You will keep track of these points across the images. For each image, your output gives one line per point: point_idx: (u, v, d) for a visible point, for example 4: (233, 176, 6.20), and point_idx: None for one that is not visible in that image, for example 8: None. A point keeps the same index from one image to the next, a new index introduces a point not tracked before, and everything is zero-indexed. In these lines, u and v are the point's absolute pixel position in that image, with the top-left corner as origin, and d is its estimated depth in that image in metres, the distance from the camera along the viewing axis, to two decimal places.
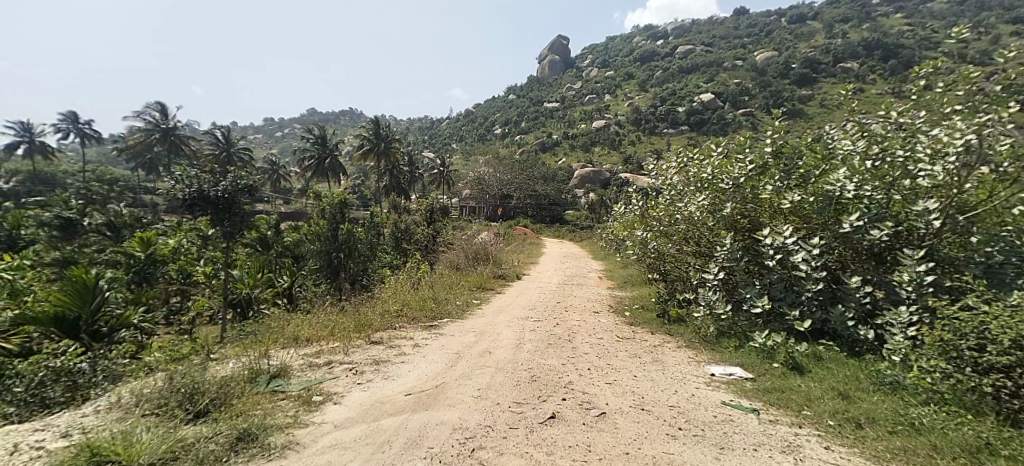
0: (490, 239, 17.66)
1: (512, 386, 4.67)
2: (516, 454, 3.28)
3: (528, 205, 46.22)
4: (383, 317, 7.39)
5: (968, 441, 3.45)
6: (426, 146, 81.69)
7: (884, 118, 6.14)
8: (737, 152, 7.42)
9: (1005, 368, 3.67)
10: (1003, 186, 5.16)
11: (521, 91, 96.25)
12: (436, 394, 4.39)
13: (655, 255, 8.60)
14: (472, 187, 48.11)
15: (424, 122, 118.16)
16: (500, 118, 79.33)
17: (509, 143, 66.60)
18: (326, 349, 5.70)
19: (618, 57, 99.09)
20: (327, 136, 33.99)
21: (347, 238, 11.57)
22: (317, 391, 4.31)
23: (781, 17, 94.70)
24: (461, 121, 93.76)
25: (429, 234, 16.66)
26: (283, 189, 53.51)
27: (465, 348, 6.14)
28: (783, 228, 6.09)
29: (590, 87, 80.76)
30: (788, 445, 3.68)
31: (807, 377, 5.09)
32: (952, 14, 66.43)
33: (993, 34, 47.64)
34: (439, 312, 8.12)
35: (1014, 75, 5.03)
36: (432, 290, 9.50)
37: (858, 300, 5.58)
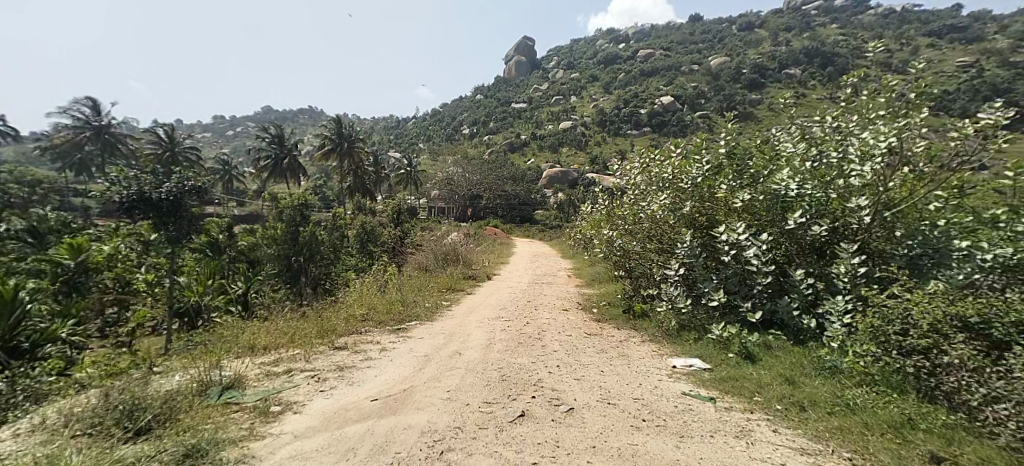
0: (460, 239, 17.58)
1: (482, 386, 4.73)
2: (485, 454, 3.33)
3: (497, 205, 46.50)
4: (347, 321, 7.30)
5: (894, 417, 3.77)
6: (392, 146, 80.53)
7: (823, 122, 6.67)
8: (694, 153, 7.82)
9: (924, 349, 4.02)
10: (922, 185, 5.67)
11: (488, 91, 96.67)
12: (404, 398, 4.40)
13: (621, 253, 8.92)
14: (440, 188, 47.72)
15: (390, 121, 116.15)
16: (467, 118, 79.26)
17: (477, 142, 66.72)
18: (286, 357, 5.59)
19: (582, 59, 101.16)
20: (284, 135, 33.06)
21: (308, 241, 11.16)
22: (275, 401, 4.23)
23: (733, 24, 99.45)
24: (427, 121, 93.03)
25: (397, 236, 16.45)
26: (238, 191, 51.44)
27: (435, 350, 6.15)
28: (736, 225, 6.42)
29: (556, 88, 81.79)
30: (740, 430, 3.92)
31: (758, 366, 5.42)
32: (882, 26, 71.99)
33: (916, 45, 51.94)
34: (409, 315, 8.09)
35: (925, 84, 5.55)
36: (399, 293, 9.42)
37: (802, 291, 5.99)
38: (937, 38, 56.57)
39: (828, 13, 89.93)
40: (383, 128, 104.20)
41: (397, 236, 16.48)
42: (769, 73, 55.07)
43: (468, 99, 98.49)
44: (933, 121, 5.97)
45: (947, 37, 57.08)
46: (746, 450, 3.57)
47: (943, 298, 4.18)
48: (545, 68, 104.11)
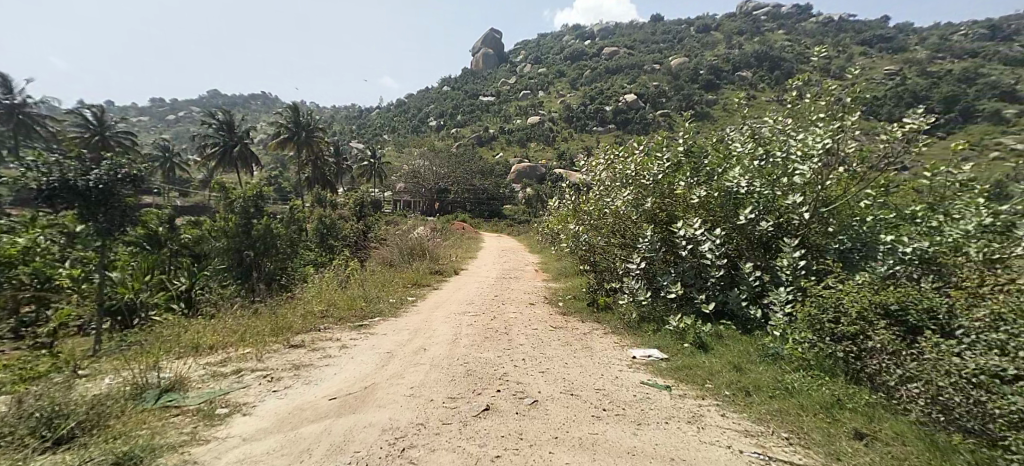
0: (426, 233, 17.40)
1: (447, 381, 4.75)
2: (447, 449, 3.33)
3: (466, 199, 46.32)
4: (306, 318, 7.12)
5: (826, 398, 4.06)
6: (355, 137, 78.33)
7: (771, 124, 7.09)
8: (655, 151, 8.10)
9: (852, 335, 4.35)
10: (854, 183, 6.10)
11: (454, 83, 95.64)
12: (364, 396, 4.37)
13: (586, 248, 9.10)
14: (406, 181, 46.85)
15: (352, 111, 112.93)
16: (433, 111, 78.12)
17: (443, 135, 65.97)
18: (236, 357, 5.41)
19: (549, 54, 101.74)
20: (234, 122, 31.51)
21: (262, 233, 11.02)
22: (221, 404, 4.10)
23: (693, 25, 102.70)
24: (392, 112, 91.00)
25: (358, 230, 16.07)
26: (184, 180, 48.51)
27: (398, 346, 6.11)
28: (693, 220, 6.69)
29: (524, 83, 81.89)
30: (693, 416, 4.13)
31: (710, 354, 5.71)
32: (828, 33, 76.35)
33: (856, 52, 55.50)
34: (371, 311, 7.98)
35: (861, 89, 6.01)
36: (362, 288, 9.26)
37: (750, 283, 6.33)
38: (880, 48, 60.52)
39: (783, 19, 94.34)
40: (345, 118, 101.07)
41: (358, 230, 16.10)
42: (728, 75, 57.34)
43: (434, 91, 97.04)
44: (864, 125, 6.48)
45: (885, 46, 61.17)
46: (698, 434, 3.77)
47: (870, 288, 4.54)
48: (513, 63, 103.93)
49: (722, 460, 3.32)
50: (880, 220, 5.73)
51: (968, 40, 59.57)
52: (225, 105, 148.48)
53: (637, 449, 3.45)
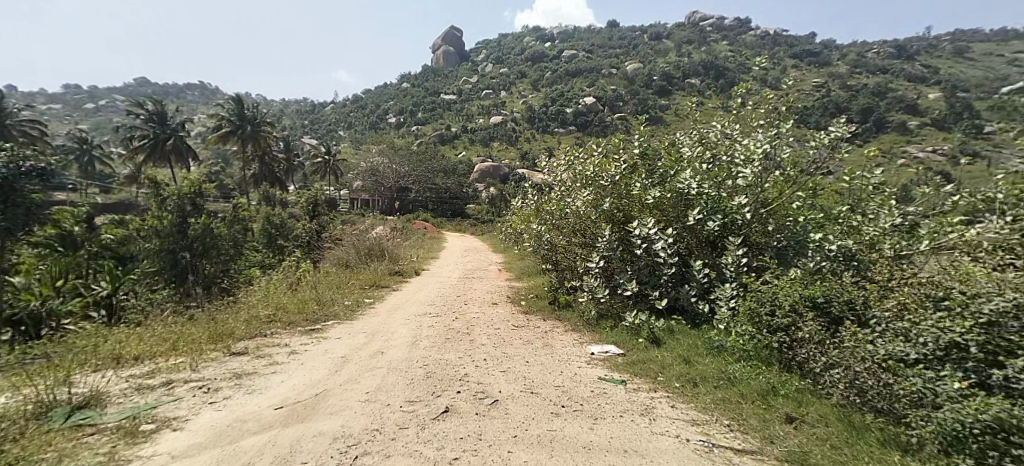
0: (386, 233, 17.08)
1: (405, 385, 4.68)
2: (403, 454, 3.24)
3: (427, 199, 45.82)
4: (248, 324, 6.83)
5: (763, 385, 4.35)
6: (308, 134, 75.21)
7: (718, 129, 7.58)
8: (613, 152, 8.40)
9: (786, 326, 4.70)
10: (789, 186, 6.46)
11: (414, 80, 94.16)
12: (315, 404, 4.22)
13: (548, 247, 9.22)
14: (364, 180, 45.65)
15: (304, 106, 108.21)
16: (392, 107, 76.57)
17: (403, 132, 64.79)
18: (165, 367, 5.14)
19: (510, 54, 102.20)
20: (165, 113, 29.46)
21: (200, 234, 10.54)
22: (147, 420, 3.80)
23: (649, 31, 106.30)
24: (348, 107, 88.31)
25: (312, 230, 15.53)
26: (105, 175, 44.45)
27: (354, 350, 6.02)
28: (647, 220, 6.95)
29: (485, 83, 81.57)
30: (645, 408, 4.34)
31: (662, 348, 5.98)
32: (771, 45, 81.50)
33: (796, 64, 59.56)
34: (325, 314, 7.79)
35: (794, 97, 6.71)
36: (315, 291, 9.01)
37: (700, 280, 6.65)
38: (815, 60, 65.10)
39: (731, 31, 99.27)
40: (297, 113, 96.69)
41: (312, 230, 15.55)
42: (682, 81, 59.67)
43: (392, 88, 94.88)
44: (797, 132, 7.04)
45: (820, 59, 65.90)
46: (650, 425, 3.95)
47: (801, 282, 4.93)
48: (474, 62, 103.37)
49: (671, 449, 3.51)
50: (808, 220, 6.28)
51: (887, 57, 65.41)
52: (163, 96, 138.68)
53: (593, 444, 3.54)
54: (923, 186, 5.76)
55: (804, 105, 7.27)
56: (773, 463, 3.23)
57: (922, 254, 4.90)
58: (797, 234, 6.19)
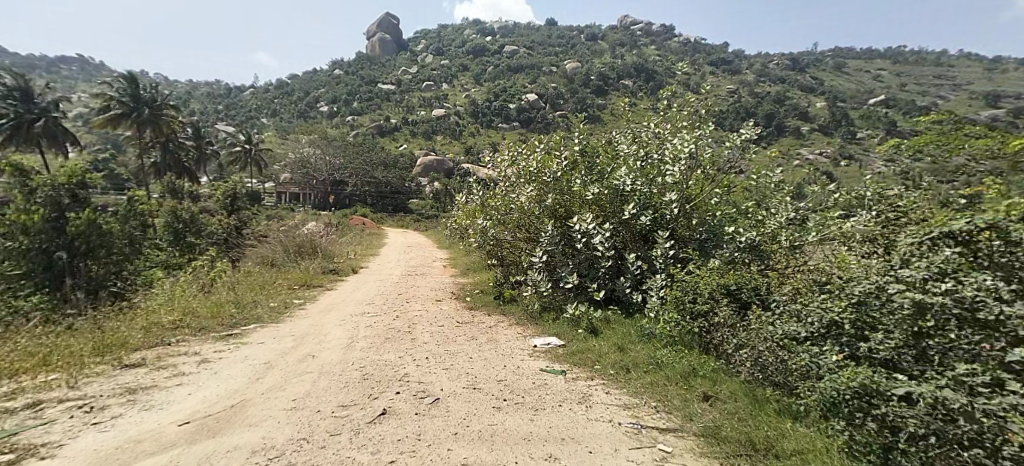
0: (318, 229, 16.27)
1: (337, 389, 4.48)
2: (334, 462, 3.09)
3: (366, 193, 44.33)
4: (147, 332, 6.24)
5: (686, 368, 4.69)
6: (228, 122, 69.21)
7: (649, 129, 8.05)
8: (555, 149, 8.59)
9: (705, 313, 5.13)
10: (709, 184, 7.05)
11: (348, 67, 90.01)
12: (231, 415, 3.89)
13: (494, 243, 9.29)
14: (294, 171, 44.18)
15: (220, 90, 99.53)
16: (324, 96, 72.74)
17: (337, 122, 61.82)
18: (35, 384, 4.44)
19: (450, 47, 100.81)
20: (32, 90, 25.79)
21: (83, 230, 9.84)
22: (6, 449, 3.20)
23: (586, 31, 109.51)
24: (273, 93, 82.45)
25: (231, 226, 14.23)
26: None
27: (280, 355, 5.67)
28: (587, 216, 7.20)
29: (425, 76, 79.63)
30: (583, 396, 4.53)
31: (600, 337, 6.28)
32: (696, 51, 87.06)
33: (719, 71, 64.29)
34: (243, 318, 7.32)
35: (712, 103, 7.38)
36: (233, 293, 8.44)
37: (633, 272, 7.04)
38: (735, 66, 70.50)
39: (662, 36, 104.53)
40: (213, 98, 88.51)
41: (230, 226, 14.07)
42: (618, 81, 61.88)
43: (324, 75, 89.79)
44: (715, 134, 7.67)
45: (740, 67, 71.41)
46: (587, 412, 4.14)
47: (720, 272, 5.38)
48: (412, 52, 100.81)
49: (606, 434, 3.70)
50: (723, 214, 6.91)
51: (794, 69, 72.57)
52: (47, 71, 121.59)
53: (533, 435, 3.65)
54: (814, 185, 6.57)
55: (720, 109, 7.94)
56: (693, 439, 3.51)
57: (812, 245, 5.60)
58: (715, 227, 6.76)
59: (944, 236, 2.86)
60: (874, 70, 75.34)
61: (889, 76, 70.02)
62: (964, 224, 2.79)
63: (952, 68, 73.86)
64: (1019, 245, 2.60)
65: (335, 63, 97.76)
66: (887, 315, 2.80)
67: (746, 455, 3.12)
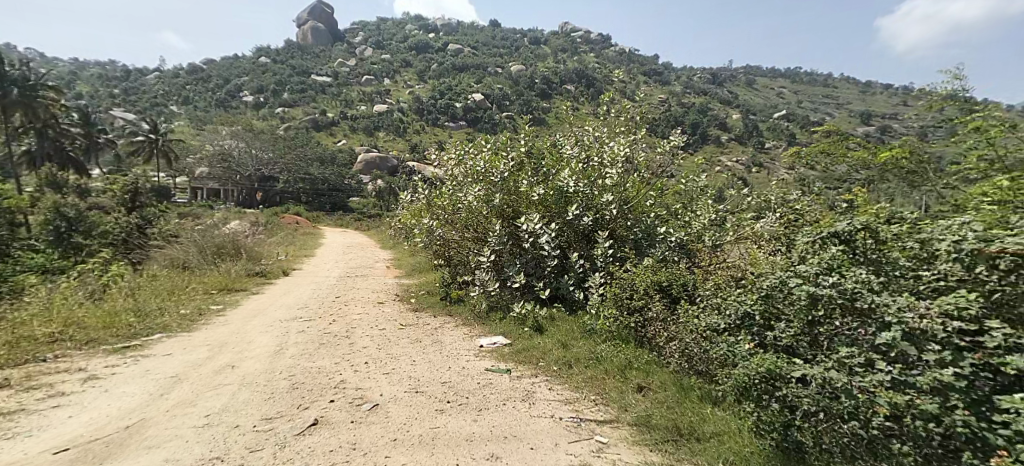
0: (242, 229, 15.15)
1: (262, 401, 4.26)
2: None
3: (300, 190, 42.32)
4: (12, 348, 5.46)
5: (622, 361, 4.95)
6: (129, 108, 62.05)
7: (592, 131, 8.37)
8: (502, 149, 8.65)
9: (640, 308, 5.44)
10: (644, 187, 7.48)
11: (277, 56, 84.87)
12: (130, 436, 3.56)
13: (440, 242, 9.22)
14: (213, 165, 41.73)
15: (121, 72, 89.57)
16: (249, 85, 68.00)
17: (265, 113, 58.06)
18: None
19: (390, 41, 98.27)
20: None
21: None
22: None
23: (528, 34, 111.44)
24: (188, 78, 75.69)
25: (132, 225, 12.17)
26: None
27: (193, 367, 5.27)
28: (533, 216, 7.31)
29: (364, 70, 76.76)
30: (525, 394, 4.65)
31: (545, 335, 6.44)
32: (632, 60, 91.50)
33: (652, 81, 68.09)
34: (143, 327, 6.67)
35: (646, 110, 7.89)
36: (132, 300, 7.66)
37: (577, 270, 7.27)
38: (666, 77, 74.91)
39: (601, 44, 108.34)
40: (109, 81, 79.32)
41: (130, 225, 12.16)
42: (560, 85, 63.24)
43: (250, 62, 83.49)
44: (649, 140, 8.16)
45: (670, 78, 76.04)
46: (530, 409, 4.28)
47: (655, 270, 5.73)
48: (349, 44, 97.08)
49: (547, 430, 3.83)
50: (657, 215, 7.39)
51: (718, 83, 78.54)
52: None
53: (475, 435, 3.71)
54: (733, 189, 7.20)
55: (654, 116, 8.46)
56: (627, 429, 3.72)
57: (730, 243, 6.15)
58: (648, 227, 7.16)
59: (830, 236, 3.26)
60: (782, 89, 83.57)
61: (794, 95, 78.09)
62: (845, 225, 3.21)
63: (844, 88, 83.70)
64: (885, 243, 3.05)
65: (262, 51, 91.81)
66: (787, 305, 3.13)
67: (673, 441, 3.37)
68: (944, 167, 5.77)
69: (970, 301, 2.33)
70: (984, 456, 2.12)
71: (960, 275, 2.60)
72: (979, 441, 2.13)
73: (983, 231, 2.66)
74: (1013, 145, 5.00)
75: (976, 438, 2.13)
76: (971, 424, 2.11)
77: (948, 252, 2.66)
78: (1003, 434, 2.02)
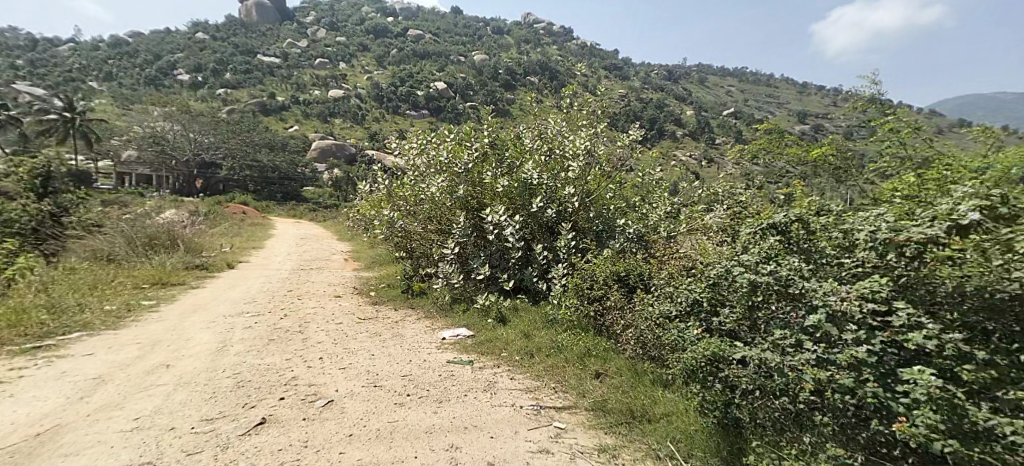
0: (180, 219, 14.21)
1: (203, 401, 4.09)
2: None
3: (246, 178, 40.53)
4: None
5: (581, 350, 5.06)
6: (43, 81, 56.27)
7: (555, 124, 8.47)
8: (465, 140, 8.58)
9: (599, 297, 5.58)
10: (605, 181, 7.67)
11: (219, 33, 79.84)
12: (44, 445, 3.33)
13: (402, 234, 9.07)
14: (142, 148, 38.31)
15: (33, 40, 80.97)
16: (188, 63, 63.57)
17: (206, 94, 54.53)
18: None
19: (346, 23, 94.75)
20: None
21: None
22: None
23: (490, 24, 110.61)
24: (116, 53, 69.68)
25: (43, 212, 10.84)
26: None
27: (123, 366, 4.97)
28: (498, 208, 7.29)
29: (317, 53, 73.55)
30: (487, 384, 4.69)
31: (507, 326, 6.49)
32: (591, 54, 92.76)
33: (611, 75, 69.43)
34: (60, 326, 6.20)
35: (605, 105, 8.09)
36: (45, 296, 7.11)
37: (540, 262, 7.35)
38: (624, 73, 76.70)
39: (562, 37, 109.17)
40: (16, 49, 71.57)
41: (43, 213, 10.84)
42: (524, 77, 63.24)
43: (188, 39, 77.70)
44: (608, 134, 8.37)
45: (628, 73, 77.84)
46: (491, 398, 4.32)
47: (613, 261, 5.89)
48: (301, 23, 92.71)
49: (507, 418, 3.88)
50: (616, 208, 7.60)
51: (673, 80, 81.20)
52: None
53: (434, 427, 3.71)
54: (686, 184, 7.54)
55: (615, 110, 8.66)
56: (584, 414, 3.83)
57: (682, 235, 6.43)
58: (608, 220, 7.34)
59: (769, 227, 3.45)
60: (732, 87, 87.50)
61: (742, 93, 82.10)
62: (782, 217, 3.40)
63: (787, 88, 88.76)
64: (815, 234, 3.24)
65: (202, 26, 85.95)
66: (732, 292, 3.31)
67: (626, 423, 3.53)
68: (865, 165, 6.34)
69: (883, 284, 2.54)
70: (889, 423, 2.31)
71: (875, 261, 2.83)
72: (885, 409, 2.33)
73: (894, 222, 2.89)
74: (919, 145, 5.58)
75: (882, 406, 2.32)
76: (879, 396, 2.29)
77: (865, 241, 2.88)
78: (901, 401, 2.21)
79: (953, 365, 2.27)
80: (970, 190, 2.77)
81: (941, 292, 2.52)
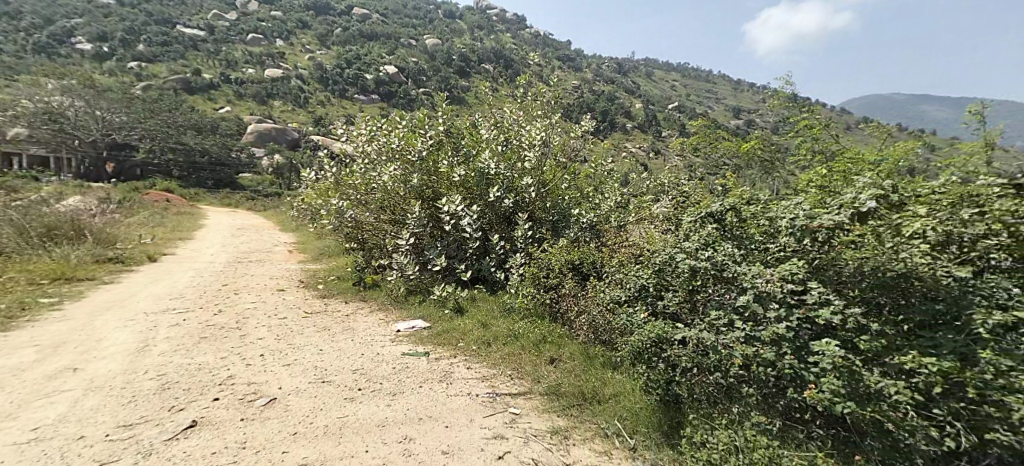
0: (86, 208, 12.75)
1: (120, 406, 3.78)
2: None
3: (171, 164, 37.41)
4: None
5: (537, 337, 5.12)
6: None
7: (510, 113, 8.42)
8: (418, 127, 8.35)
9: (555, 285, 5.65)
10: (559, 171, 7.76)
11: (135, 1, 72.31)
12: None
13: (353, 225, 8.73)
14: (34, 126, 32.81)
15: None
16: (95, 33, 57.11)
17: (120, 68, 49.31)
18: None
19: None
20: None
21: None
22: None
23: (440, 7, 108.04)
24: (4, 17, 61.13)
25: None
26: None
27: (19, 372, 4.48)
28: (454, 198, 7.16)
29: (252, 29, 68.67)
30: (443, 375, 4.64)
31: (464, 316, 6.44)
32: (543, 43, 93.10)
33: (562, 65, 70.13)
34: None
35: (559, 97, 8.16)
36: None
37: (498, 252, 7.32)
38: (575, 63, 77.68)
39: (514, 24, 108.75)
40: None
41: None
42: (477, 64, 62.49)
43: (95, 6, 69.15)
44: (562, 124, 8.45)
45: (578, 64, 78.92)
46: (447, 389, 4.28)
47: (568, 249, 5.98)
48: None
49: (462, 407, 3.86)
50: (571, 198, 7.71)
51: (622, 72, 83.30)
52: None
53: (387, 420, 3.62)
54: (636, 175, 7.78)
55: (568, 101, 8.74)
56: (539, 399, 3.87)
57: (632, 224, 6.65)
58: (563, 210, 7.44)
59: (707, 215, 3.59)
60: (676, 80, 91.10)
61: (684, 87, 85.83)
62: (719, 206, 3.55)
63: (726, 83, 93.75)
64: (745, 221, 3.40)
65: None
66: (675, 277, 3.45)
67: (577, 405, 3.61)
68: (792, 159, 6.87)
69: (801, 265, 2.74)
70: (801, 390, 2.57)
71: (794, 246, 3.02)
72: (798, 379, 2.55)
73: (810, 209, 3.11)
74: (833, 139, 6.11)
75: (798, 377, 2.55)
76: (795, 366, 2.50)
77: (786, 227, 3.08)
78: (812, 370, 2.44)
79: (852, 336, 2.55)
80: (869, 182, 3.10)
81: (845, 272, 2.74)
